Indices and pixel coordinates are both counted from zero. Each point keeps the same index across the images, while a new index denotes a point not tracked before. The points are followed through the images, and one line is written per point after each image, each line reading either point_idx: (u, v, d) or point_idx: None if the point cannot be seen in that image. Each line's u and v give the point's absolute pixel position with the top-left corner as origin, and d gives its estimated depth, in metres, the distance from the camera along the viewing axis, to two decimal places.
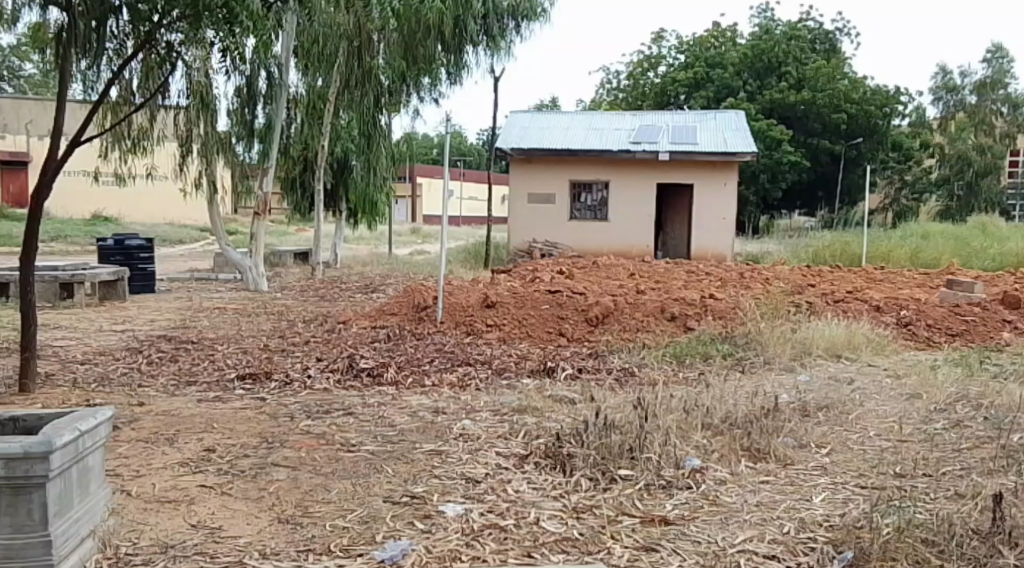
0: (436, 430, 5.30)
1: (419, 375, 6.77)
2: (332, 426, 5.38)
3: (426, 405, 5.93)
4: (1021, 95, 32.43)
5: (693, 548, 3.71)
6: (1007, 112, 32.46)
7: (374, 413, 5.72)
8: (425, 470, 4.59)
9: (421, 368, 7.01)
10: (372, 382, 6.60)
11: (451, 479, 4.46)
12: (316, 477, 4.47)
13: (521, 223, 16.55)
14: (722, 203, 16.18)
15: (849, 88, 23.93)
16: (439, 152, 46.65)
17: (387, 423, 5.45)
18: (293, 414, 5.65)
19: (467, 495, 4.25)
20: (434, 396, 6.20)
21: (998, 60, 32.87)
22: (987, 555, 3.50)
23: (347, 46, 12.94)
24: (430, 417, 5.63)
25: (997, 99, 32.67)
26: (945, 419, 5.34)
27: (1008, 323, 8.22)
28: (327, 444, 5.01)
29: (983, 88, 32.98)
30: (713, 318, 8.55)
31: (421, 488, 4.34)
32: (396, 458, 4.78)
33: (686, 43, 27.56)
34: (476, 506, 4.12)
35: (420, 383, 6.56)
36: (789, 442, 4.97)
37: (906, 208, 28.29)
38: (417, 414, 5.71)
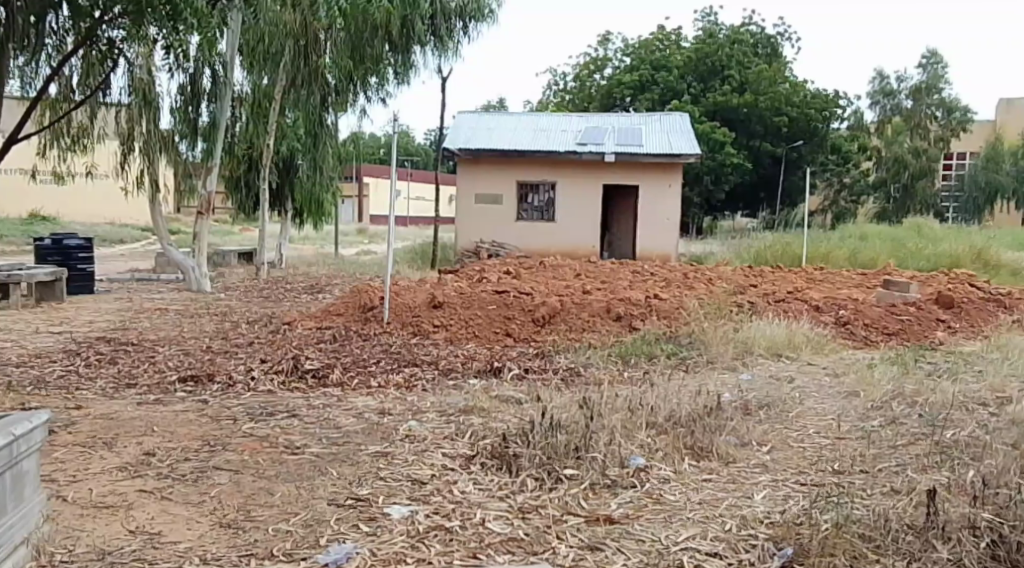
0: (382, 432, 5.25)
1: (365, 376, 6.71)
2: (276, 428, 5.29)
3: (372, 406, 5.88)
4: (955, 99, 33.22)
5: (637, 547, 3.72)
6: (942, 116, 33.24)
7: (319, 414, 5.65)
8: (370, 471, 4.55)
9: (367, 369, 6.95)
10: (317, 383, 6.52)
11: (397, 481, 4.42)
12: (260, 480, 4.39)
13: (470, 224, 16.53)
14: (666, 205, 16.36)
15: (790, 91, 24.41)
16: (387, 152, 46.37)
17: (332, 425, 5.38)
18: (236, 416, 5.55)
19: (412, 497, 4.21)
20: (380, 398, 6.14)
21: (934, 65, 33.43)
22: (921, 549, 3.58)
23: (293, 45, 12.70)
24: (376, 418, 5.58)
25: (933, 103, 33.20)
26: (881, 416, 5.46)
27: (942, 323, 8.43)
28: (270, 447, 4.93)
29: (919, 93, 33.29)
30: (657, 318, 8.62)
31: (366, 490, 4.29)
32: (340, 460, 4.72)
33: (631, 45, 27.76)
34: (422, 508, 4.09)
35: (366, 384, 6.51)
36: (731, 440, 5.03)
37: (844, 210, 29.02)
38: (362, 415, 5.65)
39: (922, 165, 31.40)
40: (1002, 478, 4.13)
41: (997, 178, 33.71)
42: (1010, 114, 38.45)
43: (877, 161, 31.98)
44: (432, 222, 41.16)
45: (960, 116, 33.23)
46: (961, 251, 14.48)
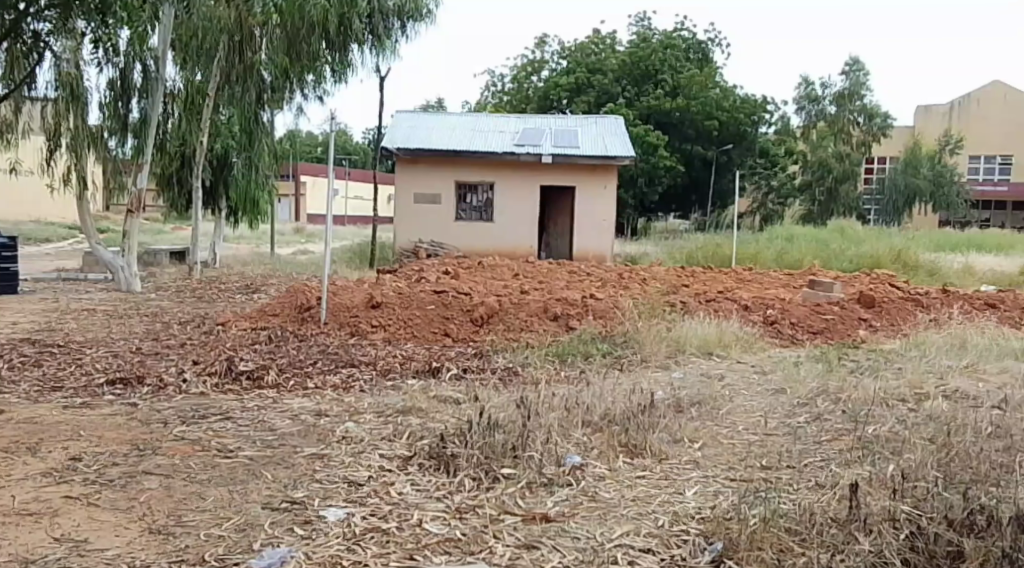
0: (319, 434, 5.22)
1: (301, 377, 6.65)
2: (208, 431, 5.21)
3: (308, 408, 5.83)
4: (876, 105, 34.06)
5: (572, 544, 3.78)
6: (864, 122, 34.07)
7: (254, 416, 5.58)
8: (306, 474, 4.52)
9: (303, 370, 6.89)
10: (252, 385, 6.43)
11: (333, 483, 4.40)
12: (191, 484, 4.33)
13: (407, 224, 16.46)
14: (602, 206, 16.55)
15: (721, 96, 24.93)
16: (324, 150, 45.89)
17: (268, 428, 5.32)
18: (167, 419, 5.45)
19: (348, 499, 4.20)
20: (317, 399, 6.09)
21: (856, 72, 34.18)
22: (844, 541, 3.68)
23: (227, 40, 12.54)
24: (313, 419, 5.54)
25: (855, 109, 33.96)
26: (806, 413, 5.62)
27: (863, 322, 8.69)
28: (202, 450, 4.85)
29: (842, 99, 34.11)
30: (593, 318, 8.71)
31: (301, 493, 4.26)
32: (276, 463, 4.68)
33: (567, 49, 27.99)
34: (359, 510, 4.08)
35: (302, 385, 6.45)
36: (664, 437, 5.12)
37: (772, 212, 29.97)
38: (299, 417, 5.60)
39: (845, 169, 32.43)
40: (921, 471, 4.29)
41: (914, 182, 34.67)
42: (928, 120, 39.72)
43: (803, 166, 32.92)
44: (371, 221, 41.00)
45: (881, 122, 34.11)
46: (883, 253, 14.94)
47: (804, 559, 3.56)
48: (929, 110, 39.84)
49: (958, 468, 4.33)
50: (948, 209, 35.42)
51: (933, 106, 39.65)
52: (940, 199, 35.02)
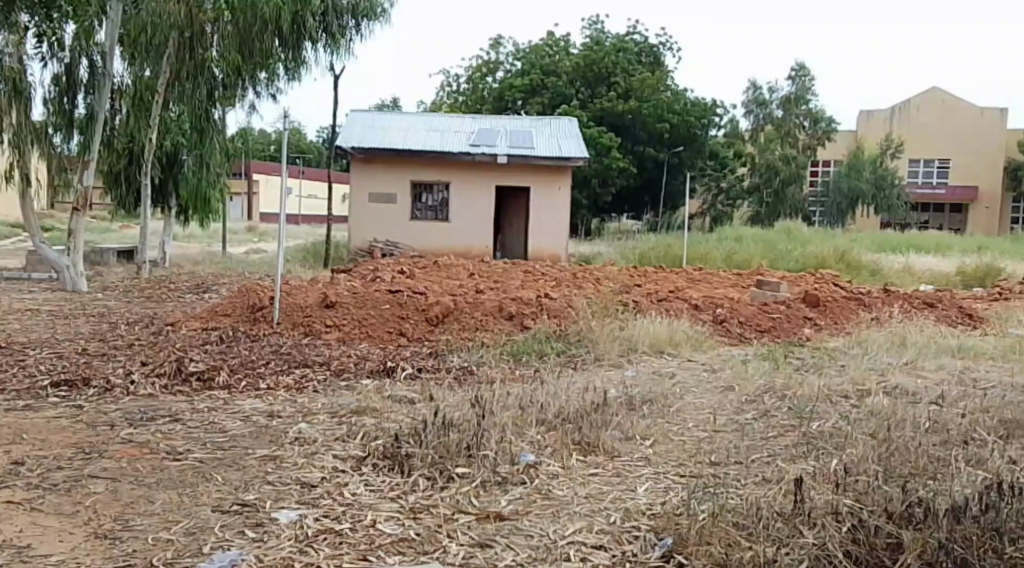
0: (271, 435, 5.21)
1: (253, 379, 6.61)
2: (156, 434, 5.17)
3: (259, 409, 5.80)
4: (821, 110, 34.76)
5: (527, 542, 3.83)
6: (809, 126, 34.74)
7: (204, 418, 5.54)
8: (257, 476, 4.51)
9: (255, 371, 6.85)
10: (202, 386, 6.38)
11: (285, 485, 4.40)
12: (139, 488, 4.30)
13: (363, 224, 16.39)
14: (557, 206, 16.67)
15: (672, 99, 25.31)
16: (276, 149, 45.41)
17: (218, 429, 5.29)
18: (113, 421, 5.39)
19: (301, 500, 4.21)
20: (269, 400, 6.07)
21: (802, 77, 34.66)
22: (789, 535, 3.76)
23: (178, 37, 12.39)
24: (264, 420, 5.52)
25: (801, 113, 34.51)
26: (754, 409, 5.74)
27: (809, 321, 8.89)
28: (150, 453, 4.81)
29: (789, 103, 34.57)
30: (547, 317, 8.79)
31: (253, 496, 4.25)
32: (226, 465, 4.66)
33: (522, 50, 28.09)
34: (311, 512, 4.08)
35: (254, 386, 6.41)
36: (616, 435, 5.21)
37: (721, 213, 30.43)
38: (250, 418, 5.58)
39: (792, 172, 33.08)
40: (862, 465, 4.43)
41: (857, 185, 35.48)
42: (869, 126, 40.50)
43: (752, 168, 33.53)
44: (325, 220, 40.80)
45: (825, 126, 34.89)
46: (828, 253, 15.27)
47: (750, 552, 3.62)
48: (870, 115, 40.67)
49: (898, 462, 4.47)
50: (888, 212, 36.42)
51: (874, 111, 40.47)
52: (881, 202, 35.97)
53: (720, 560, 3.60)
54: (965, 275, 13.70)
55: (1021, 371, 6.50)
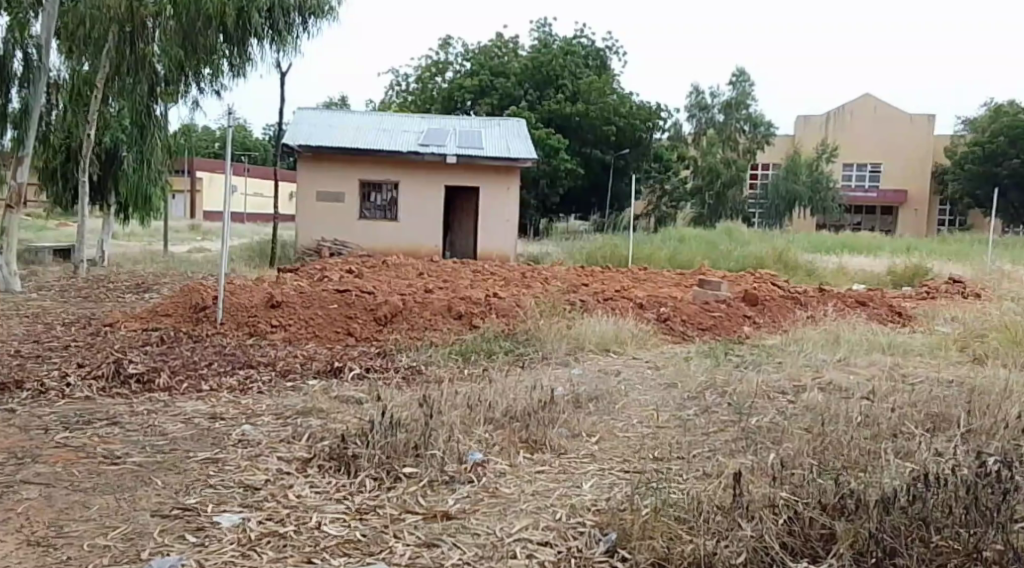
0: (213, 437, 5.21)
1: (195, 380, 6.57)
2: (93, 437, 5.13)
3: (201, 411, 5.79)
4: (760, 114, 35.48)
5: (473, 541, 3.92)
6: (749, 130, 35.42)
7: (143, 421, 5.51)
8: (199, 479, 4.52)
9: (197, 372, 6.81)
10: (142, 388, 6.33)
11: (228, 488, 4.42)
12: (74, 493, 4.28)
13: (310, 223, 16.26)
14: (505, 206, 16.78)
15: (618, 102, 25.58)
16: (221, 145, 44.73)
17: (158, 432, 5.28)
18: (48, 425, 5.33)
19: (243, 504, 4.23)
20: (211, 402, 6.05)
21: (742, 83, 35.52)
22: (728, 528, 3.87)
23: (118, 32, 12.23)
24: (206, 423, 5.51)
25: (741, 118, 35.22)
26: (695, 406, 5.91)
27: (748, 319, 9.13)
28: (86, 457, 4.79)
29: (729, 108, 35.28)
30: (496, 316, 8.88)
31: (193, 499, 4.26)
32: (166, 469, 4.66)
33: (471, 51, 28.13)
34: (254, 515, 4.11)
35: (196, 388, 6.38)
36: (563, 432, 5.33)
37: (666, 214, 30.83)
38: (192, 421, 5.57)
39: (733, 175, 33.77)
40: (798, 459, 4.60)
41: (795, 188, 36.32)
42: (806, 130, 41.50)
43: (694, 171, 34.02)
44: (271, 219, 40.41)
45: (765, 131, 35.61)
46: (766, 254, 15.59)
47: (691, 545, 3.72)
48: (807, 121, 41.55)
49: (831, 456, 4.65)
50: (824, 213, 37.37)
51: (810, 117, 41.37)
52: (817, 204, 36.96)
53: (662, 555, 3.70)
54: (894, 275, 14.11)
55: (946, 366, 6.77)
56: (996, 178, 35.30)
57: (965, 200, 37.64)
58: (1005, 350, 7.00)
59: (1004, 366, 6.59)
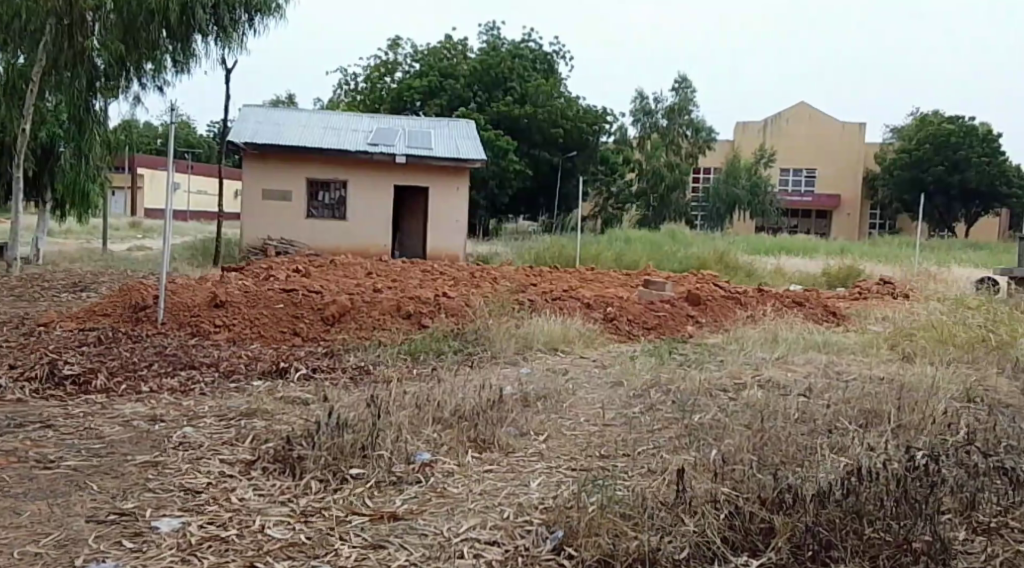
0: (153, 440, 5.19)
1: (134, 382, 6.51)
2: (26, 441, 5.08)
3: (140, 413, 5.76)
4: (701, 120, 36.23)
5: (420, 541, 3.98)
6: (691, 135, 36.07)
7: (78, 424, 5.47)
8: (137, 484, 4.51)
9: (137, 373, 6.77)
10: (78, 391, 6.27)
11: (168, 492, 4.42)
12: (5, 499, 4.25)
13: (256, 222, 16.07)
14: (454, 206, 16.86)
15: (565, 105, 25.83)
16: (163, 142, 43.81)
17: (94, 435, 5.24)
18: None
19: (184, 508, 4.24)
20: (150, 404, 6.02)
21: (685, 88, 36.06)
22: (671, 523, 4.00)
23: (55, 25, 11.93)
24: (145, 425, 5.49)
25: (683, 123, 35.83)
26: (640, 404, 6.06)
27: (691, 318, 9.34)
28: (18, 462, 4.74)
29: (672, 113, 35.89)
30: (445, 315, 8.95)
31: (131, 504, 4.26)
32: (102, 473, 4.64)
33: (420, 52, 28.11)
34: (195, 519, 4.12)
35: (135, 389, 6.33)
36: (511, 431, 5.42)
37: (612, 215, 31.18)
38: (130, 423, 5.53)
39: (676, 178, 34.34)
40: (739, 455, 4.76)
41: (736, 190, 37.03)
42: (745, 135, 42.35)
43: (640, 173, 34.42)
44: (215, 216, 39.90)
45: (705, 135, 36.49)
46: (709, 255, 15.88)
47: (635, 541, 3.82)
48: (746, 126, 42.43)
49: (770, 451, 4.82)
50: (762, 216, 38.19)
51: (749, 124, 42.19)
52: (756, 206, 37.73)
53: (608, 552, 3.78)
54: (830, 276, 14.52)
55: (876, 364, 7.03)
56: (923, 183, 36.39)
57: (895, 204, 38.71)
58: (932, 348, 7.29)
59: (930, 364, 6.87)
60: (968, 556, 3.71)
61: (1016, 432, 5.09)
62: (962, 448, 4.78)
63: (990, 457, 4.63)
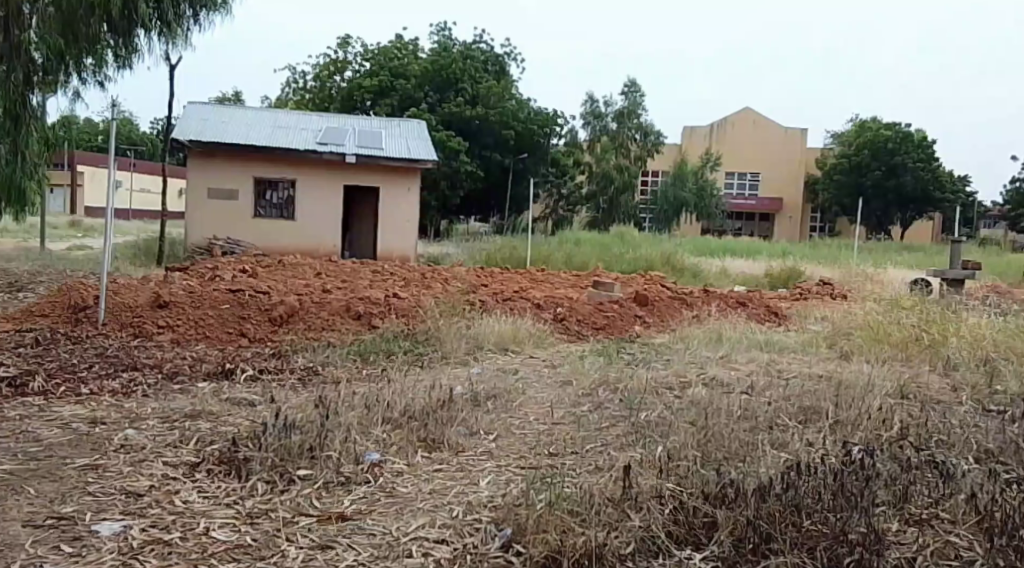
0: (92, 443, 5.13)
1: (73, 384, 6.41)
2: None
3: (80, 416, 5.68)
4: (650, 124, 36.63)
5: (369, 541, 4.01)
6: (640, 139, 36.45)
7: (15, 427, 5.38)
8: (76, 487, 4.46)
9: (76, 375, 6.66)
10: (14, 393, 6.15)
11: (109, 495, 4.38)
12: None
13: (202, 220, 15.86)
14: (405, 206, 16.85)
15: (516, 107, 25.94)
16: (103, 140, 43.10)
17: (31, 438, 5.16)
18: None
19: (125, 511, 4.21)
20: (90, 406, 5.93)
21: (634, 93, 36.43)
22: (618, 519, 4.08)
23: None
24: (85, 428, 5.41)
25: (633, 127, 36.21)
26: (588, 402, 6.15)
27: (639, 318, 9.49)
28: None
29: (622, 117, 36.25)
30: (395, 316, 8.96)
31: (70, 508, 4.21)
32: (40, 477, 4.58)
33: (371, 51, 27.97)
34: (136, 522, 4.09)
35: (74, 391, 6.24)
36: (461, 431, 5.47)
37: (563, 217, 31.38)
38: (69, 426, 5.46)
39: (625, 181, 34.71)
40: (683, 452, 4.87)
41: (683, 193, 37.56)
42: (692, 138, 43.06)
43: (589, 176, 34.74)
44: (157, 215, 39.26)
45: (654, 139, 36.77)
46: (657, 257, 16.09)
47: (583, 537, 3.89)
48: (692, 131, 43.19)
49: (714, 447, 4.94)
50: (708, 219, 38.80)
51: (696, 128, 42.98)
52: (702, 209, 38.29)
53: (555, 548, 3.84)
54: (773, 277, 14.81)
55: (816, 362, 7.23)
56: (861, 188, 37.31)
57: (835, 208, 39.61)
58: (868, 346, 7.53)
59: (867, 362, 7.09)
60: (900, 547, 3.85)
61: (945, 427, 5.29)
62: (896, 443, 4.97)
63: (922, 452, 4.83)
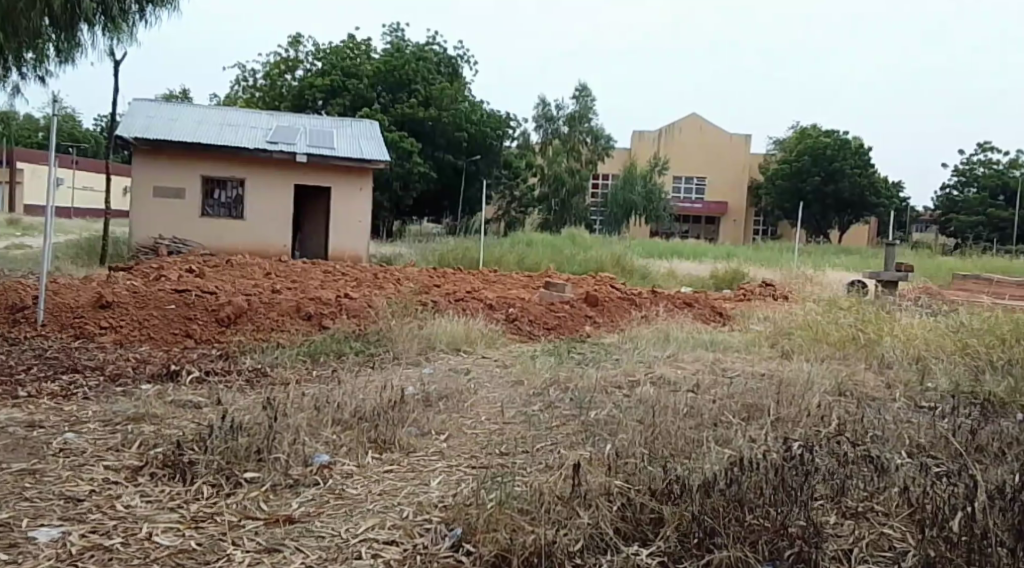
0: (30, 447, 5.08)
1: (12, 386, 6.33)
2: None
3: (18, 419, 5.61)
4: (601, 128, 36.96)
5: (316, 544, 4.05)
6: (591, 142, 36.78)
7: None
8: (13, 493, 4.42)
9: (15, 377, 6.57)
10: None
11: (48, 501, 4.35)
12: None
13: (147, 219, 15.63)
14: (356, 207, 16.81)
15: (469, 109, 26.08)
16: (44, 136, 42.08)
17: None
18: None
19: (64, 517, 4.19)
20: (29, 409, 5.86)
21: (585, 97, 36.71)
22: (566, 517, 4.16)
23: None
24: (23, 432, 5.35)
25: (584, 131, 36.60)
26: (539, 402, 6.23)
27: (589, 319, 9.62)
28: None
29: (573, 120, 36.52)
30: (346, 316, 8.98)
31: (7, 514, 4.18)
32: None
33: (323, 51, 27.78)
34: (76, 528, 4.08)
35: (12, 394, 6.16)
36: (413, 431, 5.53)
37: (514, 218, 31.53)
38: (7, 429, 5.39)
39: (576, 183, 35.05)
40: (630, 450, 4.99)
41: (632, 196, 37.96)
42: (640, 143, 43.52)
43: (542, 178, 34.95)
44: (102, 215, 38.48)
45: (605, 143, 37.22)
46: (608, 257, 16.32)
47: (531, 535, 3.97)
48: (641, 135, 43.66)
49: (660, 445, 5.07)
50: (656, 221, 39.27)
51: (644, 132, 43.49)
52: (651, 212, 38.71)
53: (505, 547, 3.92)
54: (717, 279, 15.12)
55: (759, 361, 7.43)
56: (801, 193, 38.17)
57: (777, 212, 40.42)
58: (807, 346, 7.75)
59: (807, 361, 7.31)
60: (837, 539, 4.01)
61: (880, 423, 5.50)
62: (834, 439, 5.15)
63: (858, 446, 5.02)
